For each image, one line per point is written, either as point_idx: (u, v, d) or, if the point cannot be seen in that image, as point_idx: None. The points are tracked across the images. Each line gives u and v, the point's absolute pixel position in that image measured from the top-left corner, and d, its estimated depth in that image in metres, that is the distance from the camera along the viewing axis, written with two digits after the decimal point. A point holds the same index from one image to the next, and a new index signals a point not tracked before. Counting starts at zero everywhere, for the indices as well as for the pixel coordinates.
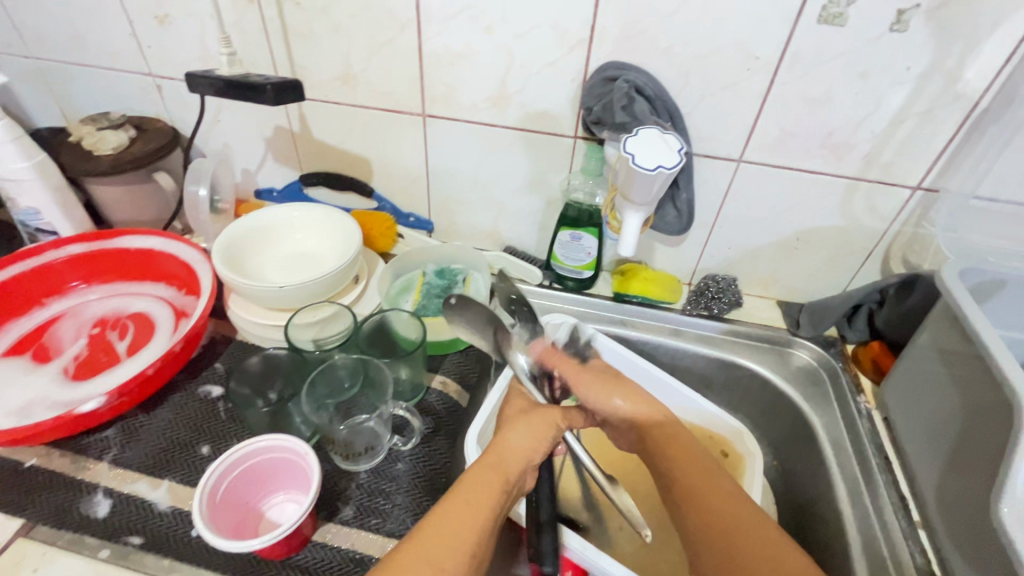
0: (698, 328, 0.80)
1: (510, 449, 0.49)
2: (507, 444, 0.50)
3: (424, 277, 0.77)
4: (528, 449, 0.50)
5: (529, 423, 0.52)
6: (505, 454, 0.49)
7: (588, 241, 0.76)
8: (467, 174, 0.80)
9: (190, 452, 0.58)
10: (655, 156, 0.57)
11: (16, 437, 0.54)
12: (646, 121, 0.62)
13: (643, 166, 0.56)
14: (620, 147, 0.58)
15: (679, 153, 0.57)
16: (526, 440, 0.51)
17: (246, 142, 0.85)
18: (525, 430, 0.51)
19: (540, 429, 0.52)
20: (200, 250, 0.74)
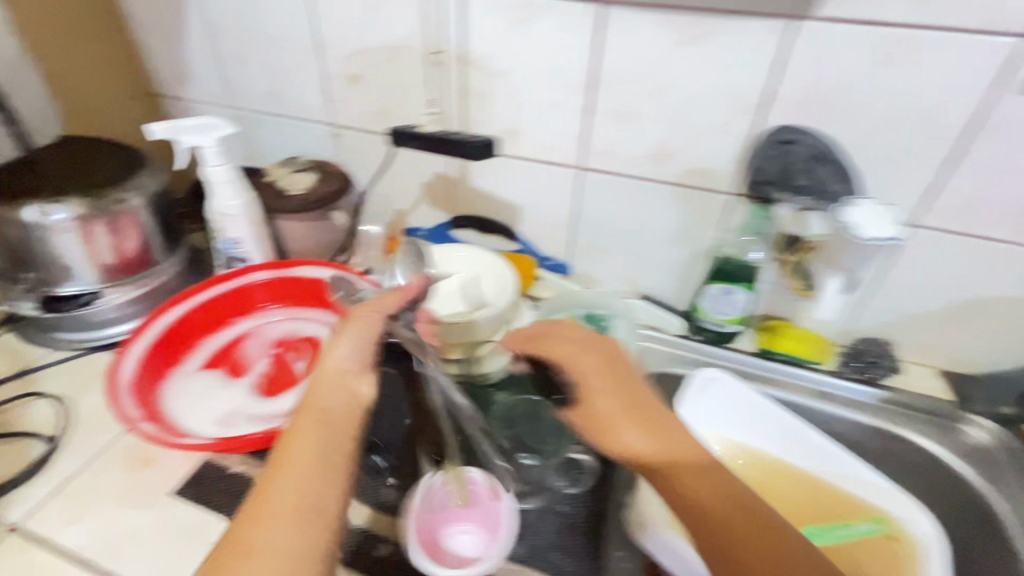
0: (849, 393, 0.76)
1: (324, 382, 0.49)
2: (321, 379, 0.50)
3: (573, 320, 0.79)
4: (344, 363, 0.50)
5: (347, 333, 0.52)
6: (319, 388, 0.49)
7: (740, 296, 0.75)
8: (615, 223, 0.83)
9: (371, 474, 0.63)
10: (880, 230, 0.60)
11: (233, 444, 0.60)
12: (832, 183, 0.63)
13: (870, 237, 0.59)
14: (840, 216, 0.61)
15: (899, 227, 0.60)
16: (340, 361, 0.50)
17: (405, 187, 0.92)
18: (342, 347, 0.51)
19: (355, 330, 0.52)
20: (369, 283, 0.82)
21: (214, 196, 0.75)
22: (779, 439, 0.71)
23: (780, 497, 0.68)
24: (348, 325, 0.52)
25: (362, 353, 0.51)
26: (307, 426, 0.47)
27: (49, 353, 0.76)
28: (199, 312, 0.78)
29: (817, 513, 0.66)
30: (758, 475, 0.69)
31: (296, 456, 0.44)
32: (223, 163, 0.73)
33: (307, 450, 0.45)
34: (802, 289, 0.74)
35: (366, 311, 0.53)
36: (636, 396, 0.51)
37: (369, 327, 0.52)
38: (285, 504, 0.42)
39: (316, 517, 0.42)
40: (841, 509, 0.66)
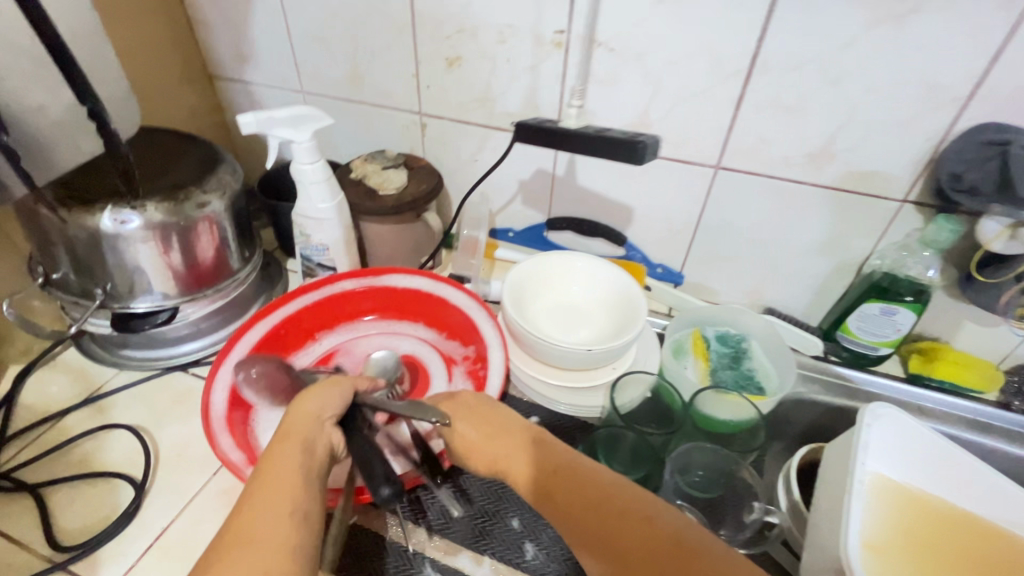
0: (1021, 428, 0.67)
1: (295, 414, 0.45)
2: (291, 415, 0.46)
3: (705, 339, 0.70)
4: (322, 406, 0.46)
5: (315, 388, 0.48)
6: (290, 419, 0.45)
7: (903, 317, 0.66)
8: (745, 230, 0.73)
9: (502, 525, 0.55)
10: None
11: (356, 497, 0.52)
12: None
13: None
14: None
15: None
16: (324, 403, 0.47)
17: (497, 183, 0.83)
18: (318, 395, 0.47)
19: (326, 387, 0.48)
20: (470, 294, 0.71)
21: (305, 197, 0.67)
22: (963, 481, 0.59)
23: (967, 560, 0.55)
24: (331, 379, 0.49)
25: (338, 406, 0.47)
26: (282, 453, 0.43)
27: (117, 375, 0.67)
28: (284, 327, 0.69)
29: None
30: (941, 530, 0.56)
31: (278, 473, 0.41)
32: (316, 159, 0.65)
33: (279, 470, 0.41)
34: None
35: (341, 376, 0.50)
36: (565, 470, 0.45)
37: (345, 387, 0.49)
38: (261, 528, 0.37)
39: (309, 531, 0.38)
40: None
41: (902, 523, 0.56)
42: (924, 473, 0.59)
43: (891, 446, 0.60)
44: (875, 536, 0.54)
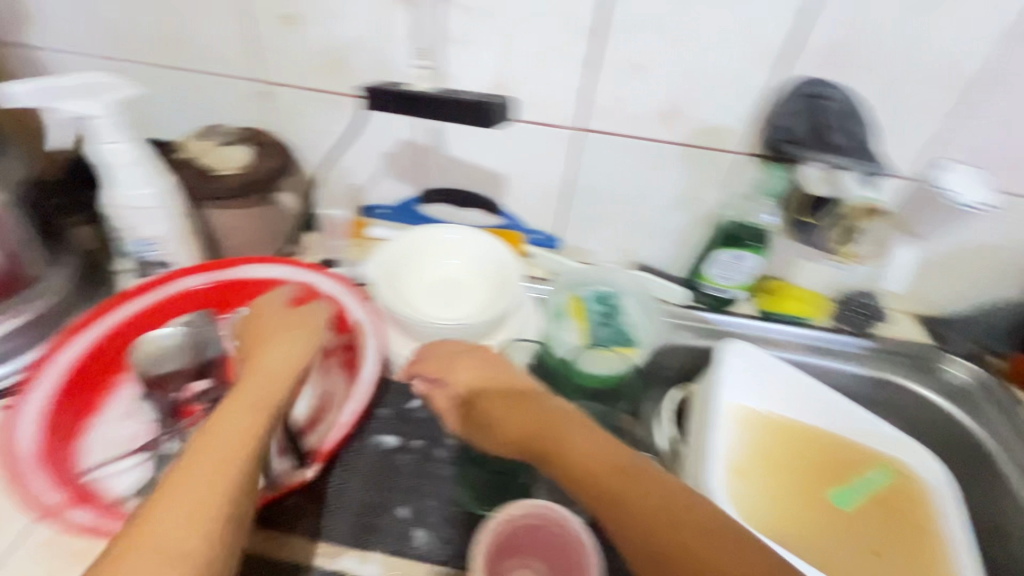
0: (844, 346, 0.78)
1: (269, 365, 0.49)
2: (264, 364, 0.49)
3: (582, 301, 0.72)
4: (288, 364, 0.50)
5: (278, 342, 0.52)
6: (263, 371, 0.48)
7: (749, 262, 0.72)
8: (613, 190, 0.76)
9: (388, 515, 0.52)
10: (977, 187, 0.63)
11: None
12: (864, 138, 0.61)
13: (973, 205, 0.62)
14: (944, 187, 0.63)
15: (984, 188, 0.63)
16: (280, 362, 0.50)
17: (361, 157, 0.77)
18: (275, 352, 0.50)
19: (291, 340, 0.52)
20: (340, 280, 0.65)
21: (113, 184, 0.57)
22: (806, 401, 0.68)
23: (802, 465, 0.64)
24: (292, 332, 0.53)
25: (294, 360, 0.51)
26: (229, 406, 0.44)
27: None
28: (113, 338, 0.60)
29: (841, 472, 0.64)
30: (785, 442, 0.65)
31: (223, 436, 0.41)
32: (123, 139, 0.56)
33: (234, 431, 0.42)
34: (851, 256, 0.72)
35: (306, 329, 0.54)
36: (525, 408, 0.51)
37: (306, 338, 0.53)
38: (199, 481, 0.38)
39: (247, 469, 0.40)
40: (863, 461, 0.66)
41: (754, 444, 0.64)
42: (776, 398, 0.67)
43: (749, 379, 0.67)
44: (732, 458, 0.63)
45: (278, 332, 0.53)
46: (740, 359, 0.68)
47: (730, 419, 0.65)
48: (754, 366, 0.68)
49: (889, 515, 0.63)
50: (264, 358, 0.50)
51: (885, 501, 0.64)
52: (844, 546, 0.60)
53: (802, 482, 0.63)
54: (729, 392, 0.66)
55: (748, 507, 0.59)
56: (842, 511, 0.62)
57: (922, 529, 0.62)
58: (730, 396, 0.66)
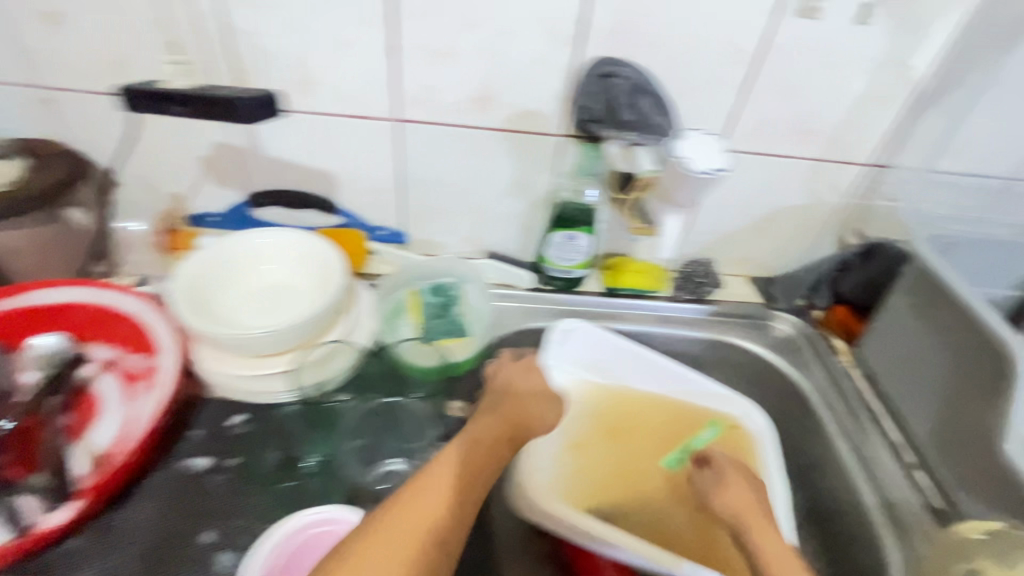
0: (684, 313, 0.82)
1: (527, 401, 0.57)
2: (521, 395, 0.58)
3: (417, 294, 0.70)
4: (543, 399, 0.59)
5: (522, 378, 0.60)
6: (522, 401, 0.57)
7: (582, 241, 0.74)
8: (446, 180, 0.75)
9: (189, 542, 0.50)
10: (710, 159, 0.61)
11: None
12: (654, 116, 0.62)
13: (698, 168, 0.60)
14: (671, 150, 0.61)
15: (727, 154, 0.62)
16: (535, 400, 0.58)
17: (174, 162, 0.71)
18: (529, 391, 0.59)
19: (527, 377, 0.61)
20: (143, 298, 0.63)
21: None
22: (641, 371, 0.72)
23: (628, 434, 0.70)
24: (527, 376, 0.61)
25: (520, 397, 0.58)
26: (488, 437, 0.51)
27: None
28: None
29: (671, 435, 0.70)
30: (617, 410, 0.71)
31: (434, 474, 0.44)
32: None
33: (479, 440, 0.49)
34: (640, 227, 0.74)
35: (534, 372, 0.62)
36: (738, 490, 0.58)
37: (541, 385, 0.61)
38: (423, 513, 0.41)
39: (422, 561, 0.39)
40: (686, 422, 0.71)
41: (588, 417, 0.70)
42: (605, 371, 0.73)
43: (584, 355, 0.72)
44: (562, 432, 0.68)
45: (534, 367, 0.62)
46: (570, 336, 0.73)
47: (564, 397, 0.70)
48: (590, 339, 0.72)
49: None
50: (520, 388, 0.59)
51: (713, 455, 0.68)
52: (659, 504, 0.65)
53: (633, 450, 0.69)
54: (565, 370, 0.72)
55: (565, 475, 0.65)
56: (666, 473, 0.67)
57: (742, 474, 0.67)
58: (564, 374, 0.72)
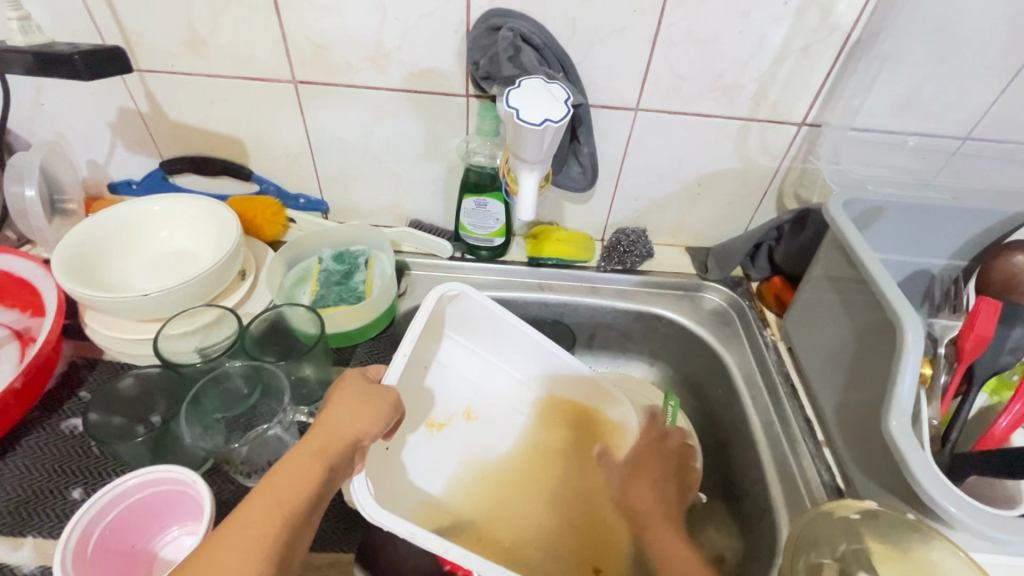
0: (613, 284, 0.79)
1: (332, 429, 0.46)
2: (332, 423, 0.47)
3: (321, 263, 0.71)
4: (354, 425, 0.47)
5: (344, 401, 0.48)
6: (327, 432, 0.46)
7: (495, 207, 0.72)
8: (356, 145, 0.73)
9: (58, 499, 0.51)
10: (540, 109, 0.52)
11: None
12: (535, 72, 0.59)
13: (528, 121, 0.51)
14: (502, 102, 0.52)
15: (565, 103, 0.52)
16: (350, 422, 0.47)
17: (86, 130, 0.72)
18: (343, 413, 0.47)
19: (353, 404, 0.48)
20: (40, 263, 0.64)
21: None
22: (527, 355, 0.69)
23: (506, 423, 0.68)
24: (363, 395, 0.49)
25: (351, 422, 0.47)
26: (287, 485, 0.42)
27: None
28: None
29: (547, 428, 0.69)
30: (494, 398, 0.70)
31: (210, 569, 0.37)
32: None
33: (275, 486, 0.42)
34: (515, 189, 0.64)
35: (357, 382, 0.51)
36: (640, 480, 0.58)
37: (370, 400, 0.49)
38: None
39: None
40: (565, 409, 0.70)
41: (467, 402, 0.68)
42: (485, 350, 0.70)
43: (478, 332, 0.69)
44: (438, 416, 0.66)
45: (367, 387, 0.50)
46: (454, 305, 0.66)
47: (451, 379, 0.68)
48: (474, 309, 0.66)
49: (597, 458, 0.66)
50: (328, 415, 0.47)
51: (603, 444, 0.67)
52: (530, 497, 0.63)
53: (510, 436, 0.67)
54: (455, 348, 0.69)
55: (432, 463, 0.62)
56: (542, 457, 0.67)
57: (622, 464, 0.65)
58: (454, 350, 0.69)
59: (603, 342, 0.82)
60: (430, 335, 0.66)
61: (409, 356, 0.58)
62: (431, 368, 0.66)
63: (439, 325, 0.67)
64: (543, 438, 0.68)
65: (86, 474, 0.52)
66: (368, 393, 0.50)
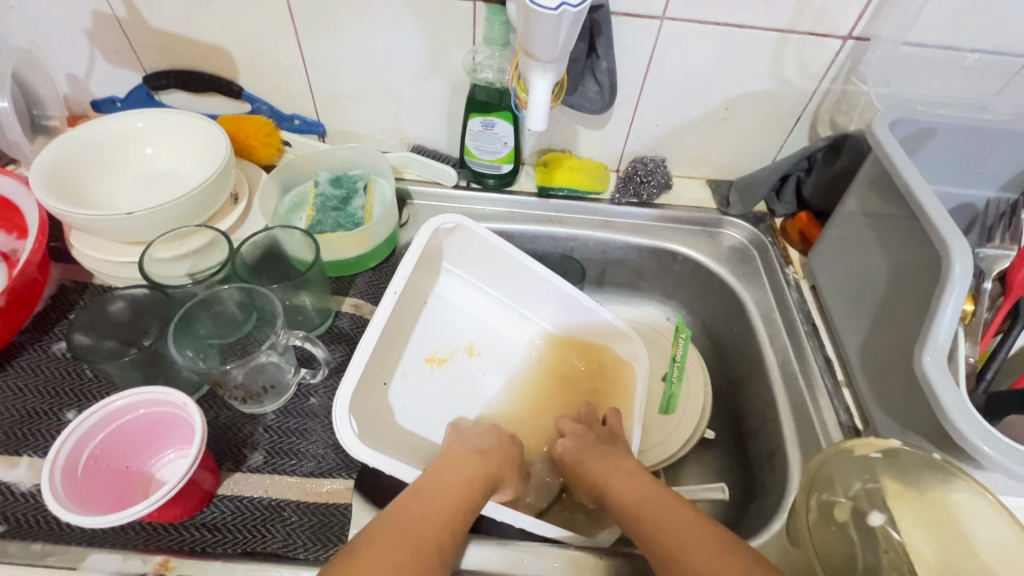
0: (627, 218, 0.75)
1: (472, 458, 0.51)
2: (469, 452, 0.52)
3: (317, 187, 0.66)
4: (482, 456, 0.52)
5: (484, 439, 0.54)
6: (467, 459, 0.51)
7: (502, 128, 0.67)
8: (352, 57, 0.67)
9: (53, 420, 0.49)
10: None
11: None
12: None
13: (542, 5, 0.45)
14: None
15: None
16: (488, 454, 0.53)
17: (60, 38, 0.67)
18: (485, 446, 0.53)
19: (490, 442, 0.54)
20: (21, 180, 0.61)
21: None
22: (532, 291, 0.66)
23: (512, 363, 0.65)
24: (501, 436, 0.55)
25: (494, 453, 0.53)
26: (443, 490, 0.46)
27: None
28: None
29: (555, 369, 0.66)
30: (498, 336, 0.67)
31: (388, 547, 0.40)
32: None
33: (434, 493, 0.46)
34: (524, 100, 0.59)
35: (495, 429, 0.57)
36: (598, 452, 0.54)
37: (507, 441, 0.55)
38: None
39: None
40: (575, 349, 0.67)
41: (470, 338, 0.65)
42: (490, 285, 0.67)
43: (477, 266, 0.66)
44: (439, 351, 0.63)
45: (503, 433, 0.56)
46: (453, 236, 0.63)
47: (453, 313, 0.66)
48: (472, 243, 0.64)
49: (604, 393, 0.64)
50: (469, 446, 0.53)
51: (608, 380, 0.64)
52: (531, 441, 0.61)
53: (516, 377, 0.65)
54: (455, 282, 0.67)
55: (428, 397, 0.60)
56: (550, 399, 0.64)
57: (627, 397, 0.63)
58: (455, 284, 0.67)
59: (614, 279, 0.79)
60: (426, 268, 0.64)
61: (400, 294, 0.56)
62: (429, 303, 0.65)
63: (437, 258, 0.65)
64: (551, 381, 0.65)
65: (79, 397, 0.51)
66: (513, 451, 0.54)
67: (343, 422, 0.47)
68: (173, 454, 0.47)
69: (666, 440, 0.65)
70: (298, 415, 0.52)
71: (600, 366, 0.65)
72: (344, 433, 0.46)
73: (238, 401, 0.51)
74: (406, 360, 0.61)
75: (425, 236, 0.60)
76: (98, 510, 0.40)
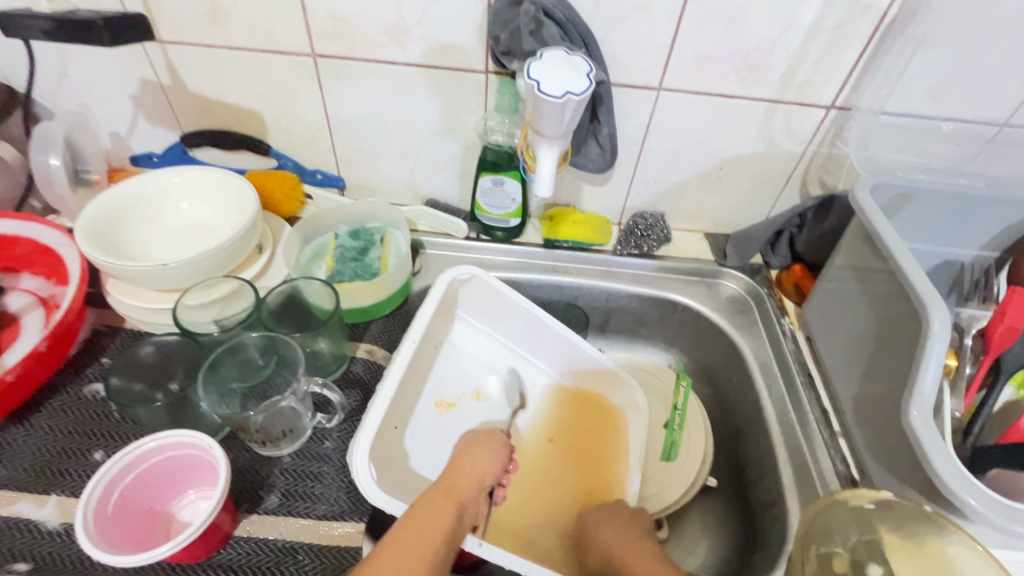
0: (629, 269, 0.78)
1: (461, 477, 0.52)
2: (463, 471, 0.53)
3: (337, 239, 0.71)
4: (480, 472, 0.54)
5: (480, 450, 0.56)
6: (460, 477, 0.52)
7: (511, 186, 0.72)
8: (374, 121, 0.72)
9: (81, 460, 0.52)
10: (562, 80, 0.51)
11: None
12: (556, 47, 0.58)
13: (549, 93, 0.51)
14: (523, 74, 0.52)
15: (588, 76, 0.52)
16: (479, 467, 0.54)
17: (107, 101, 0.73)
18: (471, 458, 0.55)
19: (484, 452, 0.56)
20: (64, 230, 0.65)
21: None
22: (540, 338, 0.69)
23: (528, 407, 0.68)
24: (481, 447, 0.57)
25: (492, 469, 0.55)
26: (431, 505, 0.47)
27: None
28: None
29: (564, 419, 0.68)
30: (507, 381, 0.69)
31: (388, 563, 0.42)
32: None
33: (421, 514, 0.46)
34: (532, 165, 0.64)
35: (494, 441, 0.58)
36: (639, 550, 0.54)
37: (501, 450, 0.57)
38: None
39: None
40: (578, 399, 0.69)
41: (478, 383, 0.67)
42: (506, 331, 0.70)
43: (490, 315, 0.70)
44: (448, 396, 0.65)
45: (485, 441, 0.58)
46: (469, 285, 0.67)
47: (463, 358, 0.68)
48: (482, 291, 0.67)
49: (600, 443, 0.66)
50: (459, 458, 0.55)
51: (600, 422, 0.68)
52: (543, 482, 0.63)
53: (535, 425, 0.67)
54: (469, 330, 0.70)
55: (438, 442, 0.61)
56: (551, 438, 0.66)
57: (619, 442, 0.66)
58: (465, 332, 0.70)
59: (618, 327, 0.82)
60: (442, 315, 0.67)
61: (418, 342, 0.60)
62: (443, 347, 0.67)
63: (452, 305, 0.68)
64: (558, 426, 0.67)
65: (107, 438, 0.53)
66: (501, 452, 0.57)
67: (359, 465, 0.49)
68: (193, 494, 0.49)
69: (669, 489, 0.67)
70: (314, 458, 0.54)
71: (603, 419, 0.68)
72: (359, 474, 0.49)
73: (259, 445, 0.54)
74: (417, 404, 0.62)
75: (444, 287, 0.64)
76: (125, 550, 0.43)
